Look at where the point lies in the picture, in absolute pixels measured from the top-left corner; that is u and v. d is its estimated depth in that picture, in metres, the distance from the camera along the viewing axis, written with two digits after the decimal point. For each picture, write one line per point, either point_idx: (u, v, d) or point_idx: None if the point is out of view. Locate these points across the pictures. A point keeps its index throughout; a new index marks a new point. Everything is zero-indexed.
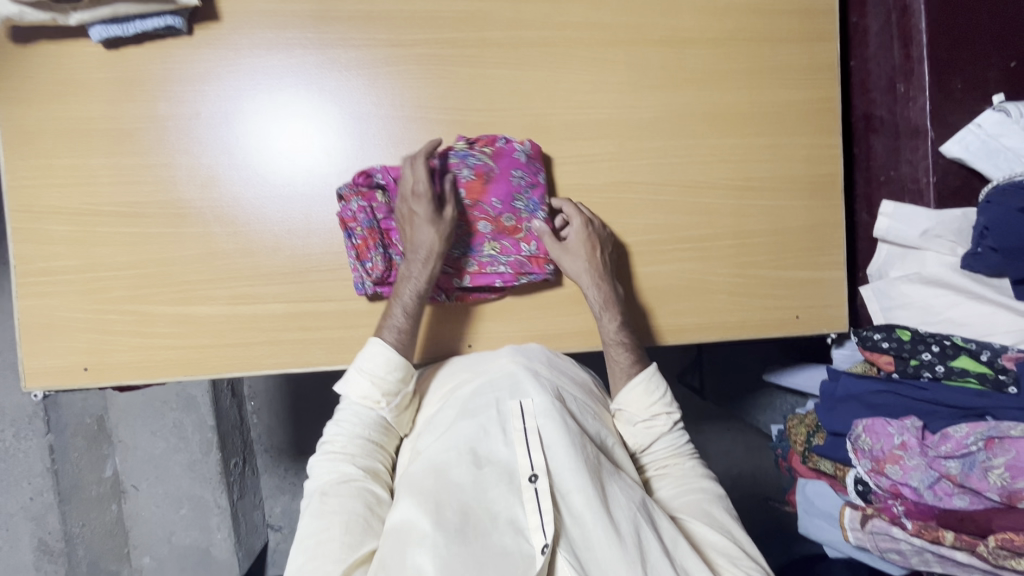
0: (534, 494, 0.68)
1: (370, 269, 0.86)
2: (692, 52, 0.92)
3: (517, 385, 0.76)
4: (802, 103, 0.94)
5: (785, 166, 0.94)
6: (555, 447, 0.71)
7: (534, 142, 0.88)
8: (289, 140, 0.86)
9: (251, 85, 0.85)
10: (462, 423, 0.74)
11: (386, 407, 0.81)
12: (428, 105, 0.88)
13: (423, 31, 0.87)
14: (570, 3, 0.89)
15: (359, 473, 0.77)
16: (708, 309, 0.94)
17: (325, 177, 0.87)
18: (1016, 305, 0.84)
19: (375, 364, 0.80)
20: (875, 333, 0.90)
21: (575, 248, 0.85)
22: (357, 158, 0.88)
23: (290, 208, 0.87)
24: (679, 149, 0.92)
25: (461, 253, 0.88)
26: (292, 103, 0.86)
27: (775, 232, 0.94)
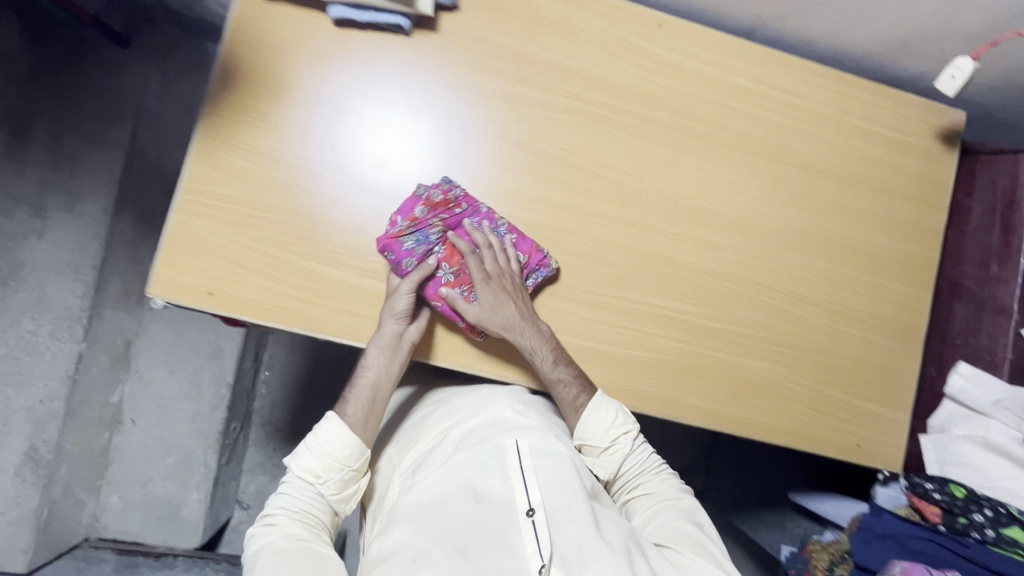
0: (535, 526, 0.74)
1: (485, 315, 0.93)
2: (822, 183, 1.02)
3: (516, 425, 0.86)
4: (906, 256, 1.04)
5: (878, 305, 1.02)
6: (548, 484, 0.78)
7: (411, 200, 0.90)
8: (465, 149, 0.94)
9: (446, 94, 0.94)
10: (463, 460, 0.82)
11: (325, 483, 0.85)
12: (589, 156, 0.97)
13: (602, 95, 0.97)
14: (731, 110, 1.00)
15: (305, 534, 0.80)
16: (776, 411, 0.99)
17: (484, 192, 0.95)
18: None
19: (324, 431, 0.85)
20: (927, 483, 0.94)
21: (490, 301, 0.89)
22: (514, 182, 0.95)
23: None
24: (790, 263, 1.01)
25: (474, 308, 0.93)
26: (477, 118, 0.94)
27: (856, 363, 1.01)
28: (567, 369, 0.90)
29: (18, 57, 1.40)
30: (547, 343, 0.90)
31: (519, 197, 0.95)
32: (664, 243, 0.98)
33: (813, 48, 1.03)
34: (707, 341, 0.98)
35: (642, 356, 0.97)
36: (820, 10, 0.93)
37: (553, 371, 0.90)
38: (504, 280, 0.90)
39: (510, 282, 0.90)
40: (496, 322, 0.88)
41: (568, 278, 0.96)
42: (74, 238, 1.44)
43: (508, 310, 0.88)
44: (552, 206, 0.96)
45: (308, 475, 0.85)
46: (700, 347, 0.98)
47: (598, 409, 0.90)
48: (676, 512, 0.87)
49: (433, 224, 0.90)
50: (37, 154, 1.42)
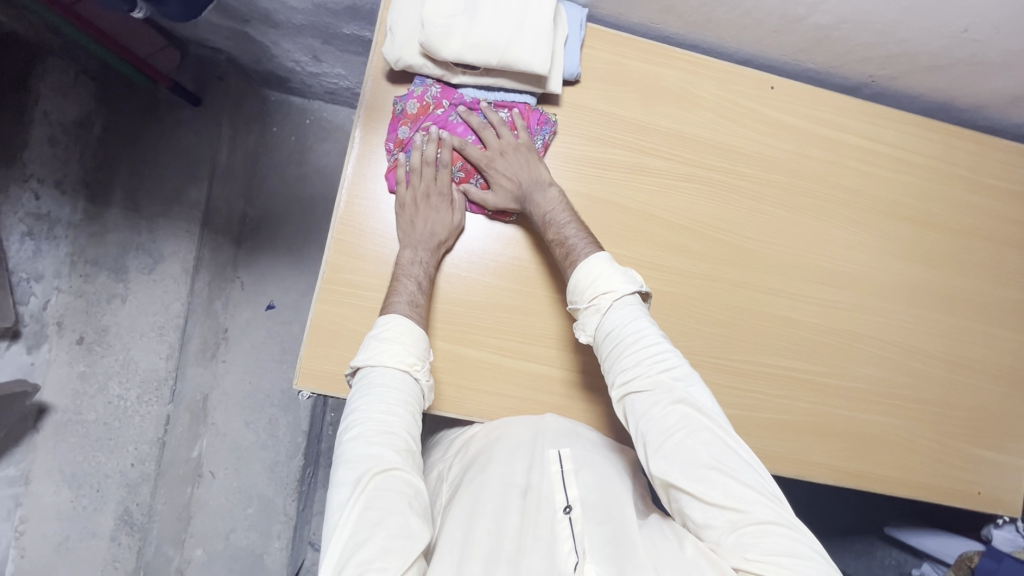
0: (574, 522, 0.72)
1: None
2: (935, 235, 1.03)
3: (563, 436, 0.84)
4: (1016, 303, 1.05)
5: (993, 353, 1.04)
6: (589, 486, 0.77)
7: (396, 113, 0.88)
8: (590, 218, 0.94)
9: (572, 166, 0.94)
10: (504, 464, 0.79)
11: (417, 377, 0.79)
12: (709, 222, 0.98)
13: (720, 161, 0.98)
14: (845, 167, 1.01)
15: (397, 460, 0.71)
16: (902, 465, 1.00)
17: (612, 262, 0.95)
18: None
19: (399, 330, 0.79)
20: None
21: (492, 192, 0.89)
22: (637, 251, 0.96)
23: None
24: (907, 316, 1.02)
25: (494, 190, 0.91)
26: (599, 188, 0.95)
27: (973, 411, 1.03)
28: (574, 227, 0.87)
29: (91, 120, 1.38)
30: (556, 203, 0.88)
31: (643, 265, 0.96)
32: (786, 304, 0.99)
33: (918, 100, 1.04)
34: (830, 399, 0.99)
35: (770, 418, 0.98)
36: (934, 69, 0.94)
37: (557, 229, 0.87)
38: (504, 153, 0.88)
39: (521, 153, 0.88)
40: (499, 199, 0.89)
41: (695, 343, 0.96)
42: (157, 300, 1.46)
43: (506, 187, 0.88)
44: (674, 272, 0.97)
45: (392, 377, 0.77)
46: (822, 405, 0.99)
47: (594, 262, 0.83)
48: (688, 425, 0.73)
49: (418, 130, 0.88)
50: (116, 220, 1.43)
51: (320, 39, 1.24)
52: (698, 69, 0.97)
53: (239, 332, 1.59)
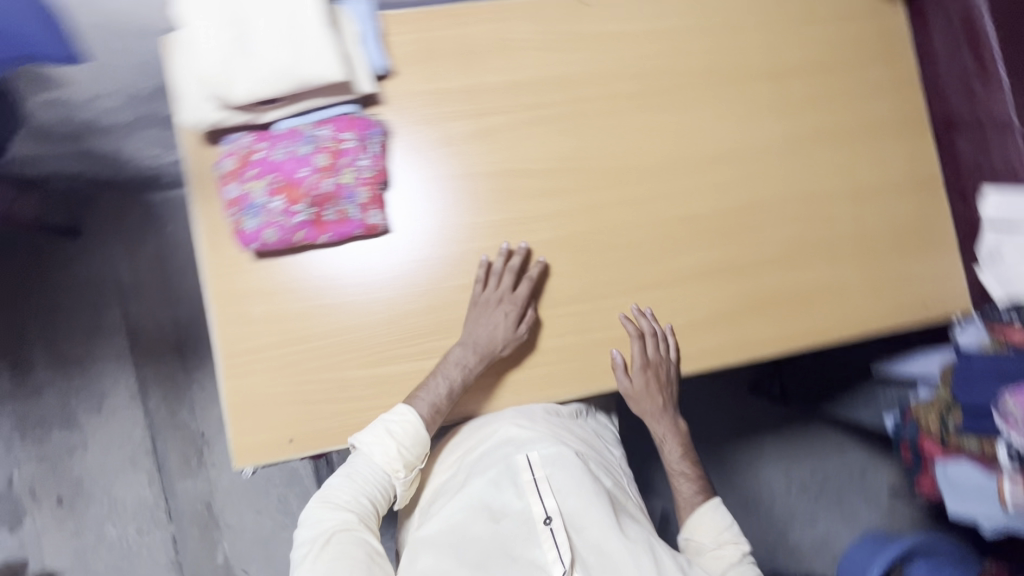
0: (555, 531, 0.85)
1: (364, 205, 0.87)
2: (794, 81, 1.02)
3: (526, 440, 0.93)
4: (892, 115, 1.05)
5: (888, 170, 1.04)
6: (563, 492, 0.89)
7: (222, 176, 0.84)
8: (455, 202, 0.94)
9: (421, 154, 0.93)
10: (477, 481, 0.90)
11: (399, 476, 0.88)
12: (571, 156, 0.97)
13: (560, 93, 0.97)
14: (681, 51, 1.00)
15: (358, 521, 0.84)
16: (846, 308, 1.01)
17: (493, 233, 0.94)
18: None
19: (402, 432, 0.86)
20: (1004, 312, 1.01)
21: (636, 389, 0.95)
22: (505, 211, 0.95)
23: (463, 264, 0.93)
24: (794, 168, 1.01)
25: (352, 211, 0.86)
26: (453, 166, 0.94)
27: (890, 231, 1.03)
28: (685, 478, 1.03)
29: None
30: (672, 442, 1.03)
31: (521, 219, 0.95)
32: (675, 202, 0.99)
33: None
34: (751, 274, 1.00)
35: (701, 314, 0.98)
36: None
37: (670, 464, 1.03)
38: (657, 372, 0.96)
39: (660, 375, 0.96)
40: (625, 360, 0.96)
41: (606, 273, 0.96)
42: (117, 434, 1.44)
43: (649, 404, 0.97)
44: (557, 215, 0.96)
45: (375, 469, 0.87)
46: (751, 283, 0.99)
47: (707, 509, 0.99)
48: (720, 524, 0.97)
49: (246, 182, 0.83)
50: (45, 372, 1.43)
51: (160, 126, 1.21)
52: (506, 13, 0.96)
53: (216, 430, 1.48)
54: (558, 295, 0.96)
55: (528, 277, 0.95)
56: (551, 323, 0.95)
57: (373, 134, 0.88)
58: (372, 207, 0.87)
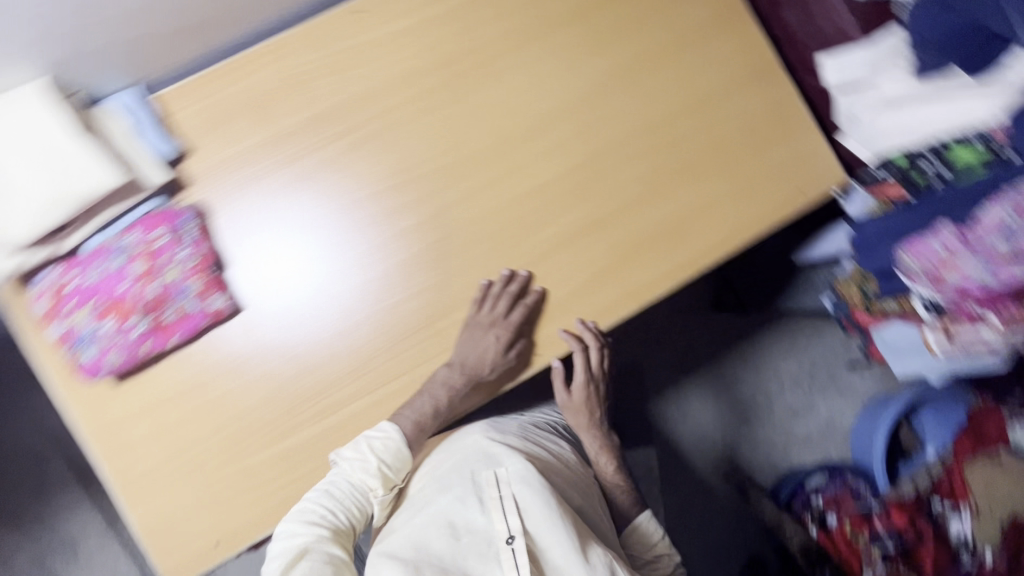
0: (517, 552, 0.75)
1: (201, 293, 0.84)
2: (602, 14, 0.98)
3: (495, 458, 0.91)
4: (711, 12, 1.01)
5: (723, 71, 1.01)
6: (529, 508, 0.81)
7: (48, 317, 0.82)
8: (326, 240, 0.92)
9: (274, 206, 0.91)
10: (442, 498, 0.85)
11: (377, 496, 0.87)
12: (402, 168, 0.94)
13: (368, 109, 0.93)
14: (476, 24, 0.95)
15: (328, 536, 0.79)
16: (723, 221, 0.99)
17: (369, 262, 0.92)
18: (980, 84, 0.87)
19: (384, 450, 0.86)
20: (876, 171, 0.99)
21: (574, 404, 1.10)
22: (376, 234, 0.93)
23: (348, 304, 0.91)
24: (629, 101, 0.98)
25: (189, 305, 0.83)
26: (310, 206, 0.92)
27: (744, 130, 1.00)
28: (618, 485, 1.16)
29: None
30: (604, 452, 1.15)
31: (389, 241, 0.93)
32: (521, 178, 0.96)
33: None
34: (619, 221, 0.97)
35: (583, 278, 0.96)
36: None
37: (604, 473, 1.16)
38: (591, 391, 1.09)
39: (596, 392, 1.10)
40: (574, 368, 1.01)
41: (474, 272, 0.94)
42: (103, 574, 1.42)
43: (582, 419, 1.12)
44: (407, 232, 0.93)
45: (356, 485, 0.85)
46: (621, 230, 0.97)
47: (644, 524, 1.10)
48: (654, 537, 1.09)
49: (73, 315, 0.80)
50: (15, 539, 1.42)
51: None
52: (281, 48, 0.91)
53: None
54: (432, 310, 0.93)
55: (400, 302, 0.92)
56: (438, 340, 0.92)
57: (186, 221, 0.85)
58: (210, 292, 0.84)
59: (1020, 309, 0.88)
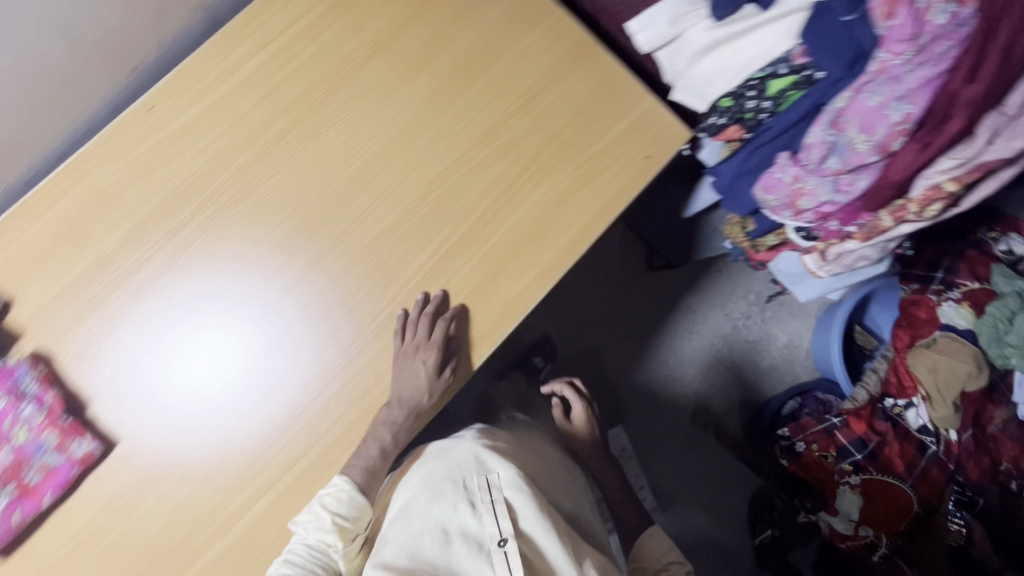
0: (509, 554, 0.76)
1: (61, 444, 0.83)
2: (400, 41, 0.96)
3: (485, 463, 0.91)
4: (510, 9, 1.00)
5: (538, 63, 0.99)
6: (522, 512, 0.82)
7: None
8: (205, 329, 0.90)
9: (139, 311, 0.88)
10: (434, 505, 0.85)
11: (337, 551, 0.85)
12: (245, 249, 0.91)
13: (189, 204, 0.91)
14: (274, 88, 0.93)
15: None
16: (579, 209, 0.98)
17: (250, 339, 0.90)
18: (770, 13, 0.85)
19: (338, 503, 0.85)
20: (712, 117, 0.98)
21: (578, 425, 1.34)
22: (251, 309, 0.91)
23: (241, 387, 0.89)
24: (452, 119, 0.96)
25: (52, 459, 0.82)
26: (177, 299, 0.89)
27: (575, 116, 0.99)
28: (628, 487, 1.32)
29: None
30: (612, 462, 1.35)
31: (263, 314, 0.91)
32: (366, 227, 0.94)
33: None
34: (477, 240, 0.96)
35: (458, 307, 0.94)
36: None
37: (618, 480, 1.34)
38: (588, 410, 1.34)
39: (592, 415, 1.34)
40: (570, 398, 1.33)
41: (345, 333, 0.92)
42: None
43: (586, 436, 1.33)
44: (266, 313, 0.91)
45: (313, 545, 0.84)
46: (484, 246, 0.96)
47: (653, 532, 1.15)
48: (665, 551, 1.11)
49: None
50: None
51: None
52: (82, 168, 0.89)
53: None
54: (325, 378, 0.91)
55: (281, 381, 0.90)
56: (326, 412, 0.90)
57: (25, 378, 0.84)
58: (70, 439, 0.83)
59: (877, 222, 0.90)
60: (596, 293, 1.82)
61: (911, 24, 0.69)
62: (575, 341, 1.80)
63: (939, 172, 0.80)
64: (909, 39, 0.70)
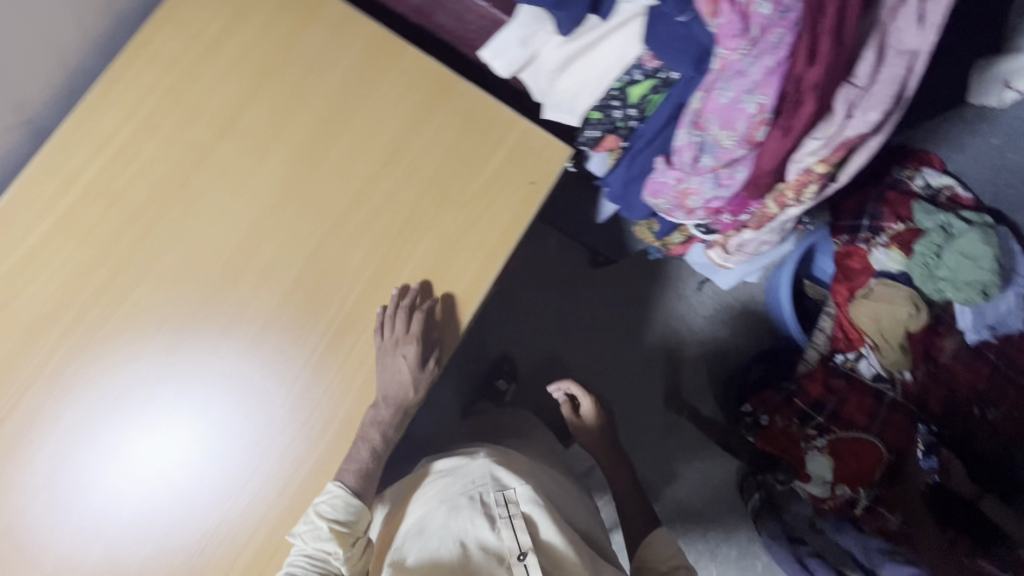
0: (529, 567, 0.81)
1: None
2: (246, 115, 0.91)
3: (500, 478, 0.94)
4: (358, 57, 0.94)
5: (399, 108, 0.95)
6: (541, 525, 0.87)
7: None
8: (99, 447, 0.85)
9: (29, 442, 0.84)
10: (453, 520, 0.88)
11: (337, 558, 0.84)
12: (124, 364, 0.86)
13: (53, 331, 0.86)
14: (121, 191, 0.88)
15: None
16: (472, 251, 0.94)
17: (149, 451, 0.85)
18: (614, 22, 0.81)
19: (335, 512, 0.83)
20: (586, 131, 0.95)
21: (588, 417, 1.30)
22: (144, 418, 0.86)
23: (147, 503, 0.85)
24: (318, 185, 0.92)
25: None
26: (66, 421, 0.85)
27: (449, 155, 0.96)
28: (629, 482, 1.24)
29: None
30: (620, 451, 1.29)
31: (156, 423, 0.86)
32: (249, 315, 0.89)
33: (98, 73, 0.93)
34: (372, 304, 0.92)
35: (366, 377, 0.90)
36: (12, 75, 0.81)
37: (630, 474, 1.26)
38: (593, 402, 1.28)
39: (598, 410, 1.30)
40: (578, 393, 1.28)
41: (248, 430, 0.87)
42: None
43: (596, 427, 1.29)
44: (159, 430, 0.86)
45: (312, 556, 0.83)
46: (380, 308, 0.92)
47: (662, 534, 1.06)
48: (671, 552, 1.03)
49: None
50: None
51: None
52: None
53: None
54: (238, 474, 0.86)
55: (190, 492, 0.85)
56: (244, 518, 0.85)
57: None
58: None
59: (764, 210, 0.89)
60: (541, 302, 1.79)
61: (738, 19, 0.67)
62: (531, 350, 1.76)
63: (807, 155, 0.78)
64: (740, 33, 0.67)
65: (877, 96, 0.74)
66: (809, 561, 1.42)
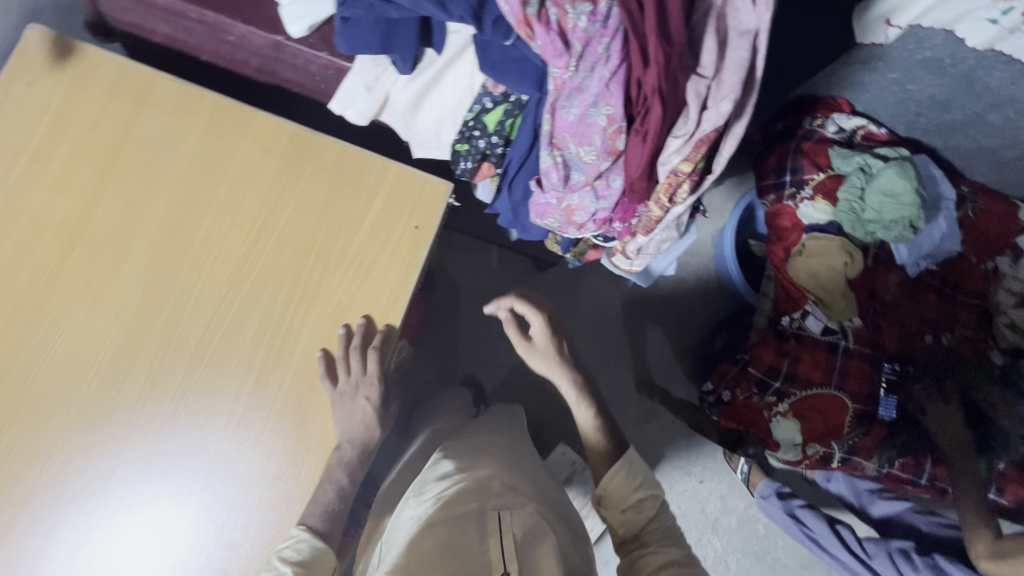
0: None
1: None
2: (94, 221, 0.86)
3: (510, 497, 0.87)
4: (201, 136, 0.88)
5: (257, 180, 0.89)
6: (536, 551, 0.79)
7: None
8: None
9: None
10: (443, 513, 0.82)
11: None
12: (13, 510, 0.81)
13: None
14: None
15: None
16: (365, 314, 0.88)
17: None
18: (450, 54, 0.79)
19: (301, 555, 0.80)
20: (462, 163, 0.87)
21: (541, 346, 0.98)
22: (46, 562, 0.81)
23: None
24: (185, 280, 0.86)
25: None
26: None
27: (320, 218, 0.89)
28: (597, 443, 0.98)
29: None
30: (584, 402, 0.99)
31: (60, 565, 0.81)
32: (138, 431, 0.83)
33: None
34: (268, 392, 0.85)
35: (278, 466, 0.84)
36: None
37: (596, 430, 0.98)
38: (545, 323, 0.98)
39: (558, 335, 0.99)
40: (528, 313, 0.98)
41: (162, 548, 0.82)
42: None
43: (556, 362, 0.98)
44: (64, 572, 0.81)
45: None
46: (277, 396, 0.85)
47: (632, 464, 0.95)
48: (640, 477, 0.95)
49: None
50: None
51: None
52: None
53: None
54: None
55: None
56: None
57: None
58: None
59: (649, 214, 0.86)
60: (487, 300, 1.53)
61: (557, 39, 0.64)
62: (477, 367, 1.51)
63: (671, 154, 0.75)
64: (564, 52, 0.65)
65: (727, 84, 0.71)
66: (800, 512, 1.41)
